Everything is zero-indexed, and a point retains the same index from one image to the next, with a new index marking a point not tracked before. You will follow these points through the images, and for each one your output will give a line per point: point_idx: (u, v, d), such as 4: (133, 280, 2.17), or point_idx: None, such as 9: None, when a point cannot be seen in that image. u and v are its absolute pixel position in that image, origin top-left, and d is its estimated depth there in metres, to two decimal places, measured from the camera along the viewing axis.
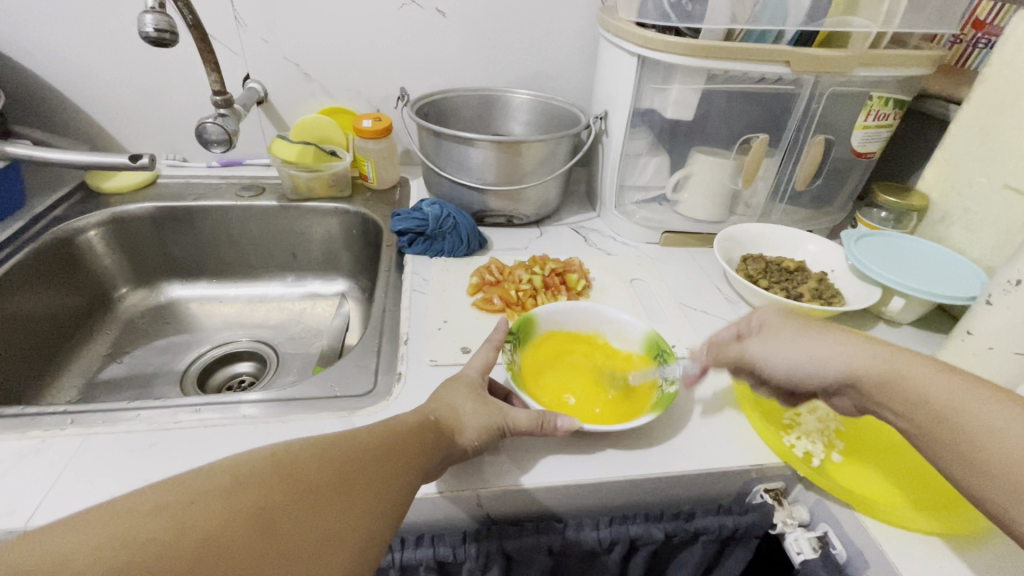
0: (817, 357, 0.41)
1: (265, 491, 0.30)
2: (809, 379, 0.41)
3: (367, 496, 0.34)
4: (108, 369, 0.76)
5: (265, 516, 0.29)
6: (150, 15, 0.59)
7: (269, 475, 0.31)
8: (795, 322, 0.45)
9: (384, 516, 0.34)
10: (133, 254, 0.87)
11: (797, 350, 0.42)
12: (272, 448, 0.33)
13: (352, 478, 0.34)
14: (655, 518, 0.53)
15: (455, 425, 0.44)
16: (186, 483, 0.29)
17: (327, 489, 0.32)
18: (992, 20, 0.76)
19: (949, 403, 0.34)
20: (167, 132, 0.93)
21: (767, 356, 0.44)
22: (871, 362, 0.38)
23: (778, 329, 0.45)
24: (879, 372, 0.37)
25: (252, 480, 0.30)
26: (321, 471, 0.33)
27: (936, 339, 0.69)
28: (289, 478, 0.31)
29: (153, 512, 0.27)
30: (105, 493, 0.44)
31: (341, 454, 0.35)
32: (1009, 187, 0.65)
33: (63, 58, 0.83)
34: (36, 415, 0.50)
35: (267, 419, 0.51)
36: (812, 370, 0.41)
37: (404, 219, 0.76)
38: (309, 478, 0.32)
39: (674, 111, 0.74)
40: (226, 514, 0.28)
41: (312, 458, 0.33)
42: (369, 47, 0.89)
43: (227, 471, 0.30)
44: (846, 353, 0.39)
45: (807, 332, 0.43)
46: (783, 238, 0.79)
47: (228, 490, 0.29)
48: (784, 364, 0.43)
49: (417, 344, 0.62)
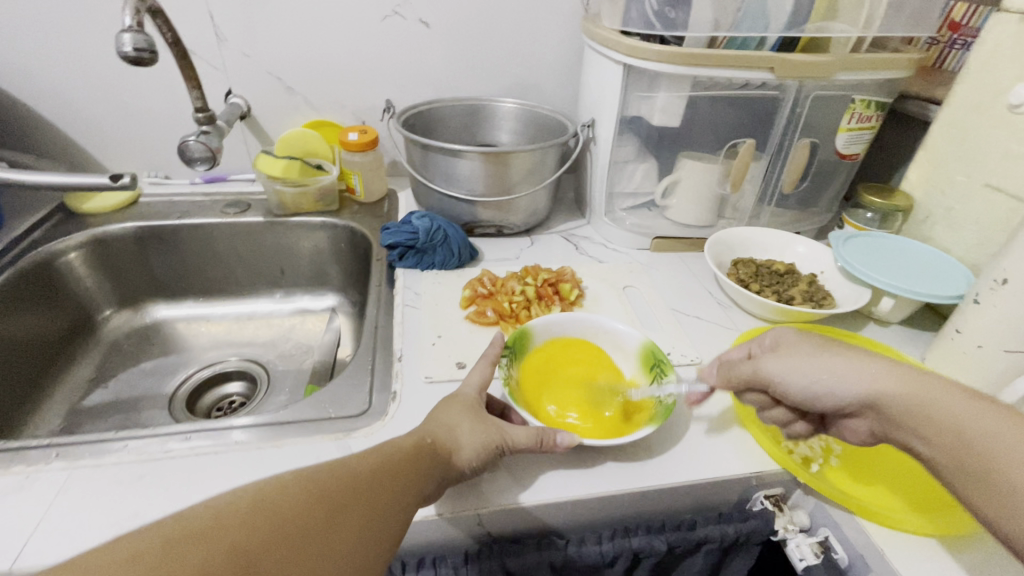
0: (835, 377, 0.40)
1: (247, 532, 0.29)
2: (825, 398, 0.41)
3: (354, 529, 0.33)
4: (93, 395, 0.74)
5: (245, 560, 0.28)
6: (128, 34, 0.58)
7: (251, 514, 0.30)
8: (811, 343, 0.44)
9: (373, 549, 0.34)
10: (116, 276, 0.85)
11: (814, 367, 0.42)
12: (256, 483, 0.32)
13: (340, 511, 0.33)
14: (657, 529, 0.53)
15: (452, 444, 0.43)
16: (163, 528, 0.28)
17: (312, 526, 0.32)
18: (967, 22, 0.78)
19: (971, 426, 0.34)
20: (148, 149, 0.91)
21: (778, 373, 0.44)
22: (890, 382, 0.38)
23: (793, 346, 0.45)
24: (903, 393, 0.37)
25: (232, 521, 0.30)
26: (306, 506, 0.32)
27: (924, 337, 0.70)
28: (273, 516, 0.31)
29: (126, 563, 0.26)
30: (95, 529, 0.42)
31: (329, 485, 0.34)
32: (991, 186, 0.66)
33: (38, 77, 0.81)
34: (18, 449, 0.49)
35: (260, 445, 0.50)
36: (831, 387, 0.40)
37: (394, 233, 0.75)
38: (294, 515, 0.31)
39: (661, 119, 0.74)
40: (203, 559, 0.27)
41: (298, 496, 0.32)
42: (353, 59, 0.88)
43: (206, 512, 0.30)
44: (866, 374, 0.39)
45: (824, 350, 0.43)
46: (771, 241, 0.80)
47: (205, 534, 0.28)
48: (799, 383, 0.42)
49: (411, 360, 0.61)
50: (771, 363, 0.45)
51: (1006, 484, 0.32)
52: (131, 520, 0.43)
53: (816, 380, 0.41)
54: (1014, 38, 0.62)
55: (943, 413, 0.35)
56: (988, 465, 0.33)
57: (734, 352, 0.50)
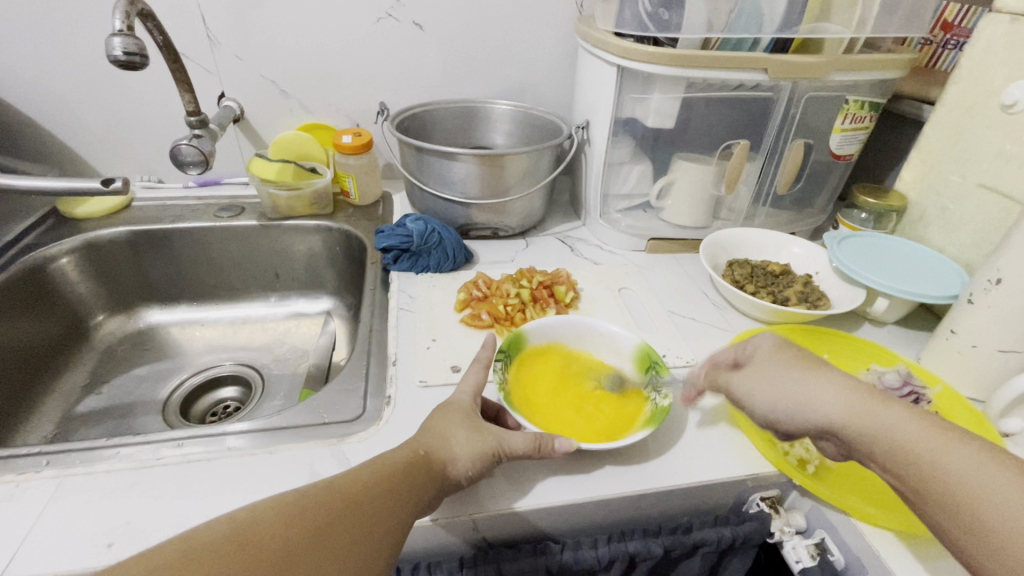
0: (802, 403, 0.40)
1: (222, 564, 0.28)
2: (794, 423, 0.41)
3: (340, 553, 0.32)
4: (86, 402, 0.73)
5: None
6: (119, 38, 0.57)
7: (226, 547, 0.29)
8: (783, 359, 0.44)
9: (362, 574, 0.33)
10: (109, 281, 0.84)
11: (781, 392, 0.41)
12: (233, 513, 0.31)
13: (324, 536, 0.32)
14: (653, 533, 0.52)
15: (446, 456, 0.43)
16: (133, 564, 0.27)
17: (292, 554, 0.31)
18: (959, 22, 0.78)
19: (935, 458, 0.34)
20: (140, 153, 0.90)
21: (751, 393, 0.44)
22: (851, 410, 0.38)
23: (763, 366, 0.44)
24: (864, 424, 0.37)
25: (205, 555, 0.29)
26: (286, 533, 0.31)
27: (920, 337, 0.70)
28: (250, 547, 0.30)
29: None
30: (86, 539, 0.42)
31: (311, 506, 0.33)
32: (984, 186, 0.66)
33: (28, 81, 0.81)
34: (8, 457, 0.48)
35: (254, 451, 0.50)
36: (794, 413, 0.40)
37: (388, 236, 0.75)
38: (272, 544, 0.30)
39: (655, 120, 0.74)
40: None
41: (278, 520, 0.32)
42: (347, 62, 0.88)
43: (178, 549, 0.29)
44: (831, 400, 0.39)
45: (792, 370, 0.42)
46: (767, 242, 0.80)
47: (175, 570, 0.27)
48: (767, 404, 0.42)
49: (407, 364, 0.61)
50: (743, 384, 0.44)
51: (968, 518, 0.32)
52: (122, 529, 0.43)
53: (783, 406, 0.41)
54: (1006, 38, 0.62)
55: (907, 443, 0.35)
56: (954, 498, 0.32)
57: (723, 354, 0.49)
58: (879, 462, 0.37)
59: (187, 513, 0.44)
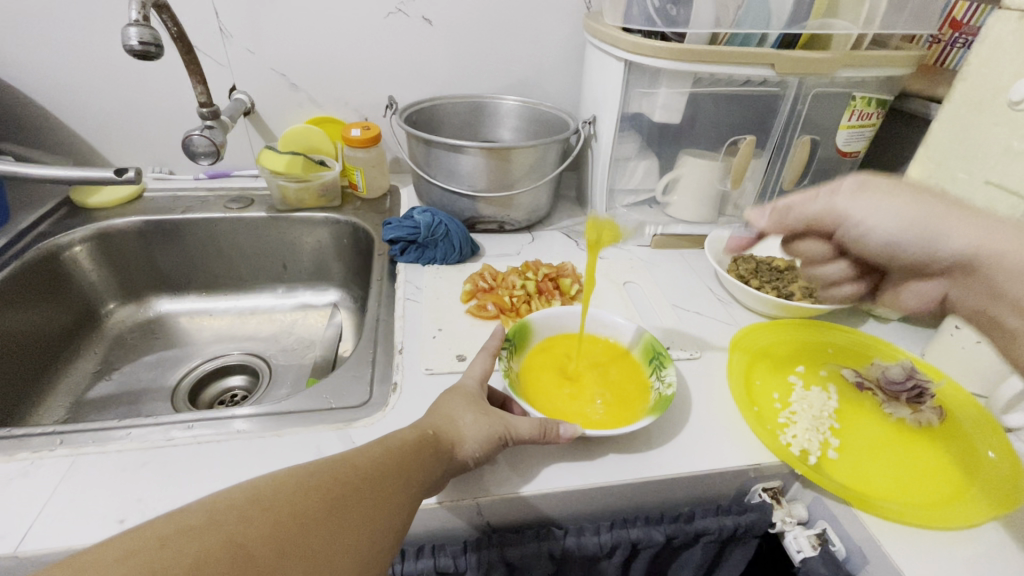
0: (941, 231, 0.41)
1: (245, 527, 0.29)
2: (918, 251, 0.43)
3: (355, 525, 0.33)
4: (97, 387, 0.74)
5: (242, 557, 0.28)
6: (135, 28, 0.58)
7: (249, 509, 0.30)
8: (901, 187, 0.44)
9: (378, 545, 0.34)
10: (120, 268, 0.85)
11: (911, 218, 0.42)
12: (253, 482, 0.32)
13: (341, 506, 0.33)
14: (655, 521, 0.53)
15: (455, 438, 0.43)
16: (160, 525, 0.28)
17: (314, 523, 0.31)
18: (968, 20, 0.78)
19: None
20: (153, 144, 0.92)
21: (863, 217, 0.44)
22: (991, 241, 0.40)
23: (882, 190, 0.44)
24: (1000, 253, 0.39)
25: (226, 520, 0.29)
26: (305, 501, 0.32)
27: (924, 334, 0.70)
28: (271, 514, 0.31)
29: (122, 559, 0.26)
30: (99, 514, 0.43)
31: (327, 477, 0.34)
32: (992, 183, 0.66)
33: (46, 72, 0.82)
34: (24, 436, 0.49)
35: (262, 434, 0.50)
36: (920, 239, 0.42)
37: (396, 227, 0.76)
38: (293, 510, 0.31)
39: (662, 115, 0.74)
40: (199, 555, 0.27)
41: (296, 489, 0.33)
42: (356, 57, 0.89)
43: (204, 510, 0.30)
44: (975, 230, 0.40)
45: (922, 200, 0.43)
46: (772, 238, 0.80)
47: (199, 533, 0.28)
48: (881, 230, 0.43)
49: (413, 352, 0.61)
50: (853, 202, 0.44)
51: None
52: (134, 506, 0.44)
53: (912, 232, 0.42)
54: (1014, 35, 0.62)
55: None
56: None
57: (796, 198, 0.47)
58: (992, 300, 0.41)
59: (196, 493, 0.45)
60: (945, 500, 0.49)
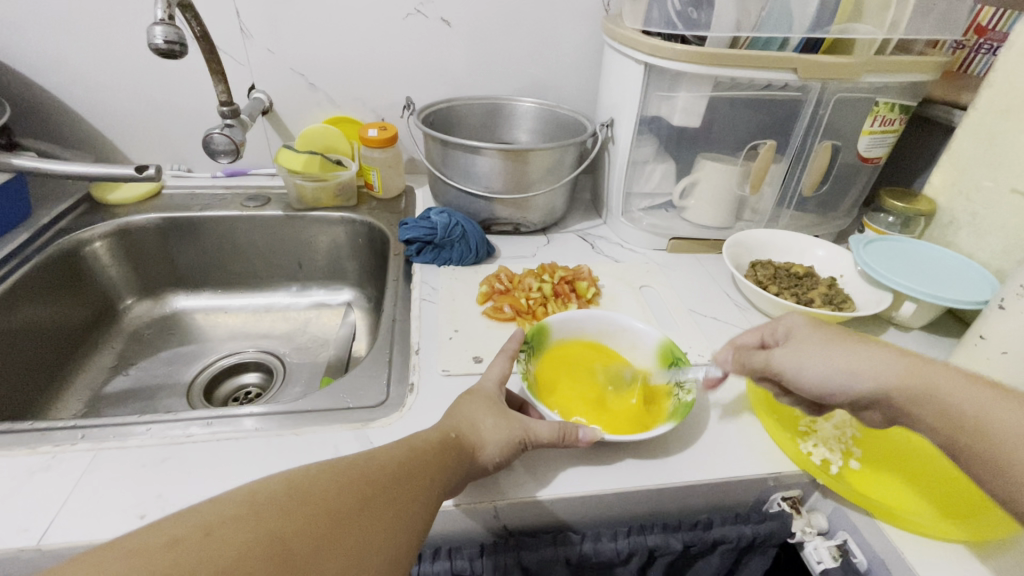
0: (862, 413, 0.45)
1: (283, 520, 0.30)
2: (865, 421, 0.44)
3: (384, 527, 0.33)
4: (114, 382, 0.75)
5: (281, 549, 0.28)
6: (160, 27, 0.59)
7: (285, 503, 0.31)
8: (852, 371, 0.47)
9: (404, 544, 0.33)
10: (138, 265, 0.86)
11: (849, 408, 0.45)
12: (288, 473, 0.33)
13: (370, 507, 0.33)
14: (673, 528, 0.53)
15: (476, 442, 0.43)
16: (204, 513, 0.29)
17: (349, 518, 0.32)
18: (994, 26, 0.77)
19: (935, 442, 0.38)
20: (172, 142, 0.92)
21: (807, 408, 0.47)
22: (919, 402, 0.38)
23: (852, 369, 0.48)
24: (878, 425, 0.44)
25: (267, 510, 0.30)
26: (339, 497, 0.32)
27: (947, 344, 0.69)
28: (308, 506, 0.31)
29: (168, 548, 0.26)
30: (120, 510, 0.43)
31: (356, 474, 0.34)
32: (1017, 191, 0.65)
33: (69, 70, 0.83)
34: (46, 429, 0.50)
35: (279, 433, 0.50)
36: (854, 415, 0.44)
37: (412, 227, 0.76)
38: (326, 505, 0.32)
39: (681, 118, 0.74)
40: (243, 547, 0.28)
41: (330, 484, 0.33)
42: (375, 57, 0.89)
43: (242, 501, 0.30)
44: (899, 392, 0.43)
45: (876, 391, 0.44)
46: (791, 244, 0.79)
47: (238, 525, 0.28)
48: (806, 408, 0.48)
49: (429, 354, 0.61)
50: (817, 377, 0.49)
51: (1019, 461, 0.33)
52: (154, 502, 0.44)
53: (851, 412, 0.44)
54: None
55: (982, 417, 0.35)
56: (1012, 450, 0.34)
57: (748, 338, 0.52)
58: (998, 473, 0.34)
59: (217, 491, 0.45)
60: (948, 512, 0.47)
